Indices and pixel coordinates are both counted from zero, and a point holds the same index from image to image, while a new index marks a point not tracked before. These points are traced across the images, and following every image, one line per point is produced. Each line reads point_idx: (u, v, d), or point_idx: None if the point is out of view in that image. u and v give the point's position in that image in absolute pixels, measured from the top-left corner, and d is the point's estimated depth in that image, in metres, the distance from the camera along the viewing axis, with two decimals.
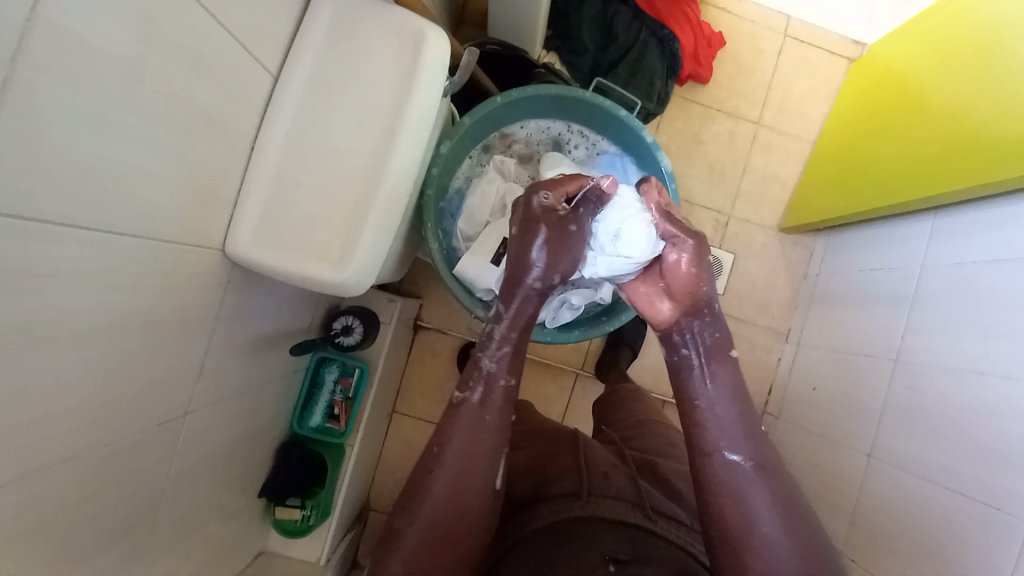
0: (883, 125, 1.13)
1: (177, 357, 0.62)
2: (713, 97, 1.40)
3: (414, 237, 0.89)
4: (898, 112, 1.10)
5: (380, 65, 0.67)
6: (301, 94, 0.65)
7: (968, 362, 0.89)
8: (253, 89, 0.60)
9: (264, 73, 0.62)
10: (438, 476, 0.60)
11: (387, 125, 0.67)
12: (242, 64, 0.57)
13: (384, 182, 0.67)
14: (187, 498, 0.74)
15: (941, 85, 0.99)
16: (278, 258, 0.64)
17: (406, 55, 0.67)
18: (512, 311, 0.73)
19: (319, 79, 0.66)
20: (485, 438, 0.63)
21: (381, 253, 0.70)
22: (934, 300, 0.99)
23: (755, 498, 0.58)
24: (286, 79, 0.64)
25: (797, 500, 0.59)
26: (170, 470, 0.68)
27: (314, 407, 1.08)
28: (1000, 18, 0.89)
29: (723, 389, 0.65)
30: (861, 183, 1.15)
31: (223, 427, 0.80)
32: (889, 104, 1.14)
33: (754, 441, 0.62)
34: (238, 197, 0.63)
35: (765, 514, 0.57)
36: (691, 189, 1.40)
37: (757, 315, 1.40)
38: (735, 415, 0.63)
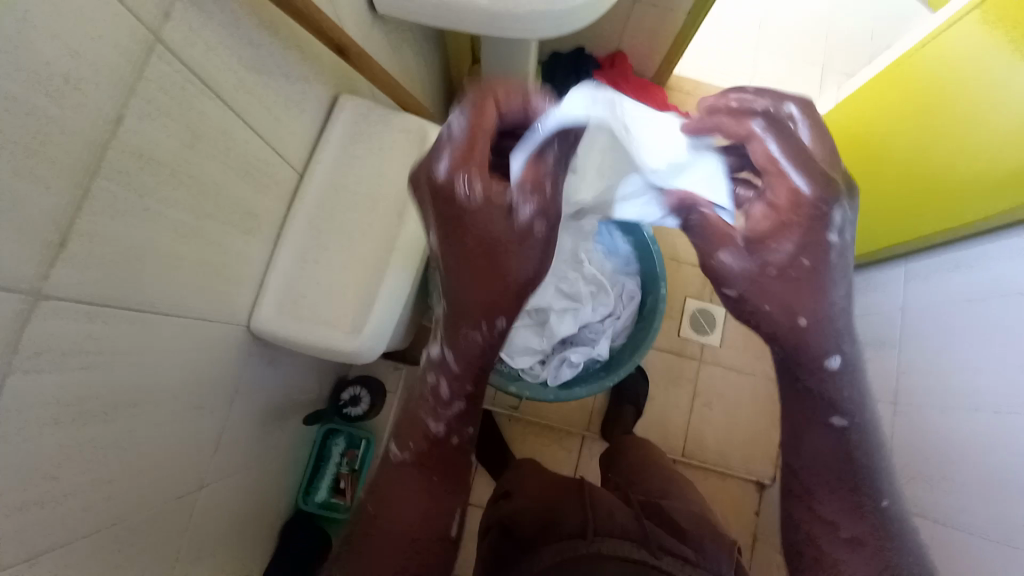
0: (863, 175, 1.19)
1: (196, 430, 0.64)
2: None
3: (420, 306, 0.95)
4: (863, 164, 1.19)
5: (391, 160, 0.77)
6: (321, 188, 0.74)
7: (962, 397, 0.91)
8: (282, 182, 0.69)
9: (291, 171, 0.71)
10: (372, 540, 0.61)
11: (396, 207, 0.75)
12: (272, 162, 0.65)
13: (395, 256, 0.74)
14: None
15: (899, 138, 1.07)
16: (299, 330, 0.69)
17: (413, 150, 0.77)
18: (462, 356, 0.66)
19: (340, 171, 0.75)
20: (433, 495, 0.64)
21: (394, 320, 0.74)
22: (919, 339, 1.04)
23: (828, 516, 0.59)
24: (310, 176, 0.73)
25: (863, 516, 0.59)
26: (184, 547, 0.68)
27: (321, 481, 1.06)
28: (937, 73, 0.97)
29: (829, 444, 0.60)
30: (861, 235, 1.22)
31: (234, 502, 0.80)
32: (848, 157, 1.24)
33: (807, 468, 0.61)
34: (263, 279, 0.69)
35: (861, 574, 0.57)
36: (677, 248, 1.49)
37: (755, 365, 1.43)
38: (832, 461, 0.60)
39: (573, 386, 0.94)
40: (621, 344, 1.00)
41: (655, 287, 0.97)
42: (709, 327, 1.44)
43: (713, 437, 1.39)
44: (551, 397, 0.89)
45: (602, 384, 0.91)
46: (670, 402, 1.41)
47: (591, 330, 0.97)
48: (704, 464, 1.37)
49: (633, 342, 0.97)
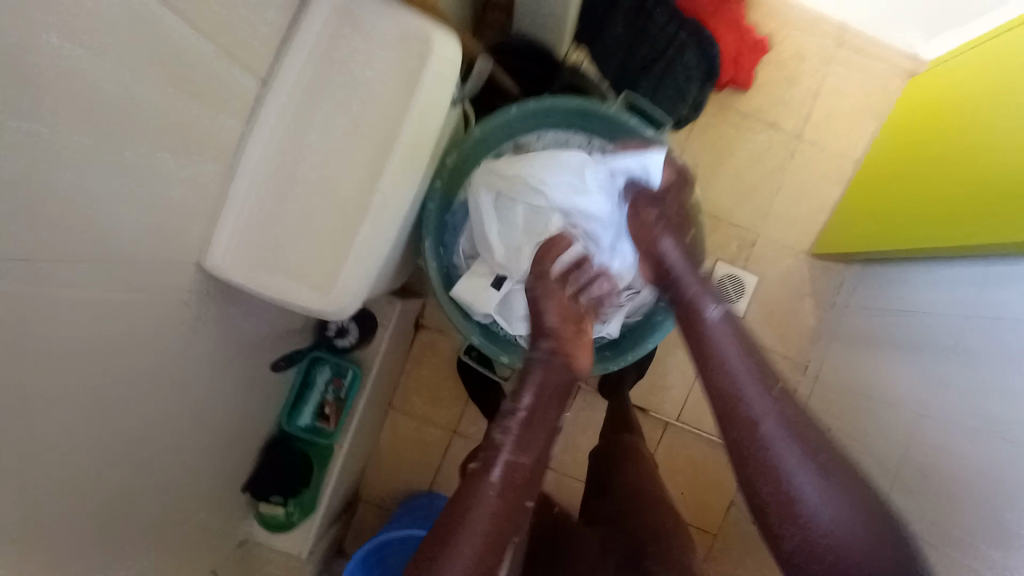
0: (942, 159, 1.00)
1: (152, 377, 0.58)
2: (752, 108, 1.30)
3: (413, 250, 0.85)
4: (949, 136, 1.01)
5: (379, 72, 0.59)
6: (289, 102, 0.58)
7: (989, 429, 0.79)
8: (239, 92, 0.54)
9: (252, 79, 0.55)
10: (491, 473, 0.67)
11: (384, 140, 0.59)
12: (223, 68, 0.50)
13: (377, 203, 0.61)
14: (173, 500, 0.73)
15: (1009, 114, 0.88)
16: (262, 279, 0.60)
17: (409, 63, 0.58)
18: (560, 318, 0.77)
19: (315, 83, 0.59)
20: (535, 437, 0.71)
21: (371, 278, 0.64)
22: (962, 356, 0.89)
23: (792, 473, 0.65)
24: (275, 86, 0.57)
25: (856, 485, 0.64)
26: (151, 483, 0.66)
27: (304, 405, 1.05)
28: None
29: (720, 335, 0.74)
30: (909, 228, 1.02)
31: (213, 431, 0.78)
32: (944, 125, 1.04)
33: (777, 425, 0.67)
34: (219, 213, 0.58)
35: (804, 481, 0.64)
36: (716, 204, 1.31)
37: (774, 343, 1.33)
38: (747, 361, 0.71)
39: None
40: (635, 322, 0.91)
41: None
42: (734, 296, 1.32)
43: (710, 409, 1.34)
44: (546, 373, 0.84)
45: (604, 366, 0.85)
46: (674, 368, 1.34)
47: (604, 305, 0.87)
48: (697, 433, 1.34)
49: (649, 323, 0.88)
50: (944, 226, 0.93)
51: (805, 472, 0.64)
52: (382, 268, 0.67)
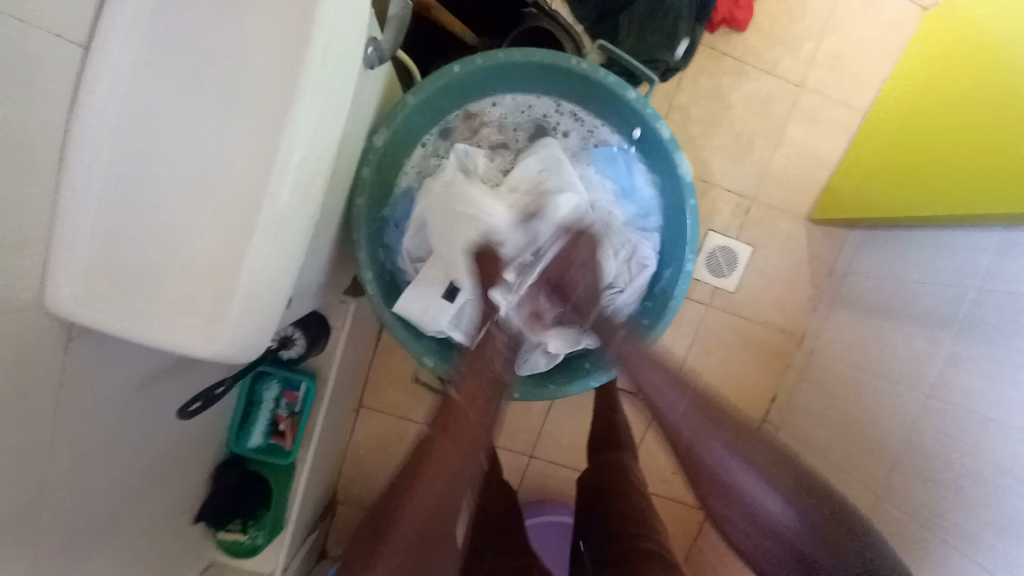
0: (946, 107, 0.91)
1: (7, 453, 0.44)
2: (747, 52, 1.14)
3: (345, 248, 0.71)
4: (971, 81, 0.87)
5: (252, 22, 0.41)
6: (127, 75, 0.42)
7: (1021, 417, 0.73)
8: (46, 65, 0.38)
9: (63, 41, 0.39)
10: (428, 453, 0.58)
11: (266, 118, 0.42)
12: (5, 30, 0.34)
13: (268, 208, 0.43)
14: (95, 558, 0.62)
15: None
16: (124, 323, 0.44)
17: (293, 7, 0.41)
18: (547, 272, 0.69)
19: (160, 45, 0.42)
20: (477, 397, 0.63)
21: (274, 307, 0.47)
22: (986, 331, 0.82)
23: (736, 476, 0.57)
24: (103, 50, 0.41)
25: (783, 469, 0.57)
26: (52, 552, 0.54)
27: (254, 424, 0.94)
28: None
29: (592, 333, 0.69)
30: (923, 185, 0.91)
31: (138, 473, 0.66)
32: (960, 68, 0.90)
33: (688, 414, 0.61)
34: (53, 238, 0.43)
35: (762, 495, 0.56)
36: (710, 164, 1.17)
37: (770, 314, 1.22)
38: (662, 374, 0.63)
39: (547, 381, 0.75)
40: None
41: (677, 261, 0.74)
42: (728, 267, 1.20)
43: None
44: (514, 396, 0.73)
45: (581, 386, 0.73)
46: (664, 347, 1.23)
47: None
48: None
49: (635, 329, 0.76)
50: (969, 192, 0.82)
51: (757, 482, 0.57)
52: (291, 291, 0.50)
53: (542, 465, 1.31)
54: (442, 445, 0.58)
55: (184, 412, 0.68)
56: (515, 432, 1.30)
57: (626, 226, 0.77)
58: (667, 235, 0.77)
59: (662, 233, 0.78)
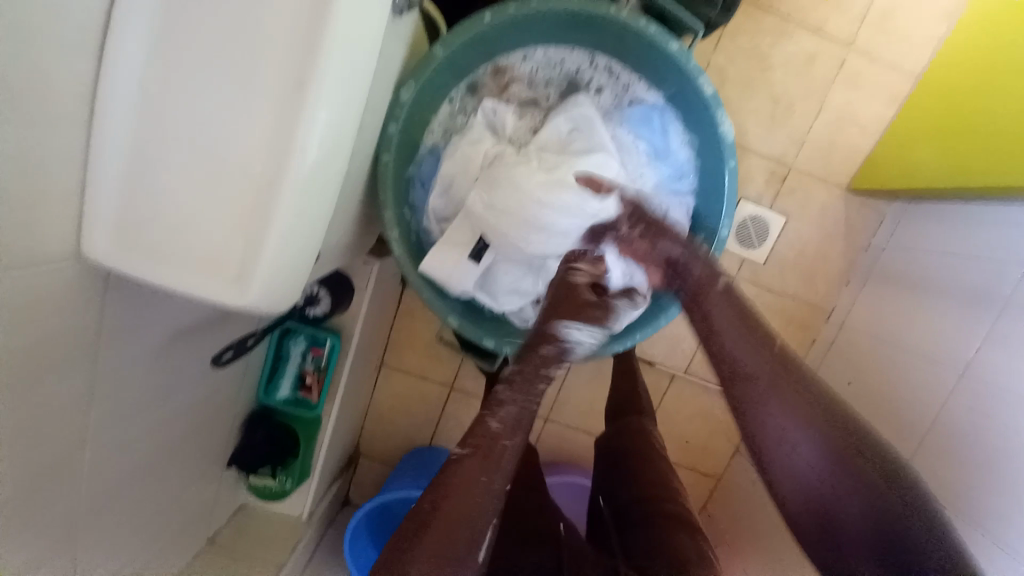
0: (1012, 59, 0.82)
1: (51, 394, 0.46)
2: (794, 6, 1.05)
3: (371, 207, 0.71)
4: None
5: None
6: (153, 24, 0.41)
7: None
8: (69, 9, 0.38)
9: None
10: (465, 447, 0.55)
11: (289, 65, 0.40)
12: None
13: (294, 160, 0.42)
14: (131, 492, 0.66)
15: None
16: (154, 272, 0.45)
17: None
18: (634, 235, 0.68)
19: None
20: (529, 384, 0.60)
21: (300, 261, 0.48)
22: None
23: (770, 407, 0.54)
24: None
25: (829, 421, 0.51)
26: (97, 485, 0.58)
27: (281, 378, 0.97)
28: None
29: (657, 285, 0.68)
30: (972, 153, 0.84)
31: (175, 418, 0.70)
32: (1023, 21, 0.82)
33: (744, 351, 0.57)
34: (86, 185, 0.43)
35: (803, 446, 0.51)
36: (745, 129, 1.11)
37: (798, 289, 1.19)
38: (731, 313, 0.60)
39: None
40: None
41: (711, 228, 0.72)
42: (756, 239, 1.16)
43: None
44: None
45: (604, 352, 0.73)
46: None
47: None
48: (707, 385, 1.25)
49: None
50: (1018, 159, 0.76)
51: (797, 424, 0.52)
52: (314, 246, 0.50)
53: (556, 429, 1.34)
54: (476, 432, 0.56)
55: (218, 361, 0.74)
56: None
57: (658, 190, 0.75)
58: (700, 200, 0.75)
59: (695, 198, 0.75)
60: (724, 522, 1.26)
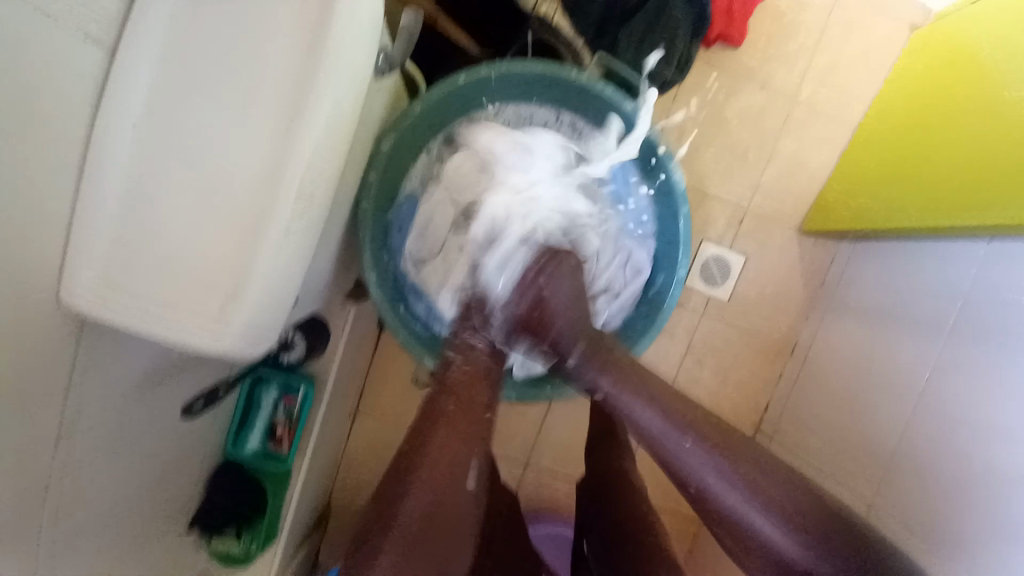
0: (940, 116, 0.92)
1: (11, 443, 0.44)
2: (739, 69, 1.18)
3: (351, 249, 0.73)
4: (954, 97, 0.90)
5: (270, 29, 0.43)
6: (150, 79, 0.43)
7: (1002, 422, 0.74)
8: (71, 64, 0.40)
9: (87, 42, 0.41)
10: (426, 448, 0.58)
11: (282, 120, 0.43)
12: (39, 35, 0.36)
13: (282, 206, 0.44)
14: (86, 555, 0.62)
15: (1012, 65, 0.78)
16: (135, 315, 0.45)
17: (313, 17, 0.43)
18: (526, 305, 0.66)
19: (184, 47, 0.44)
20: (471, 400, 0.62)
21: (284, 301, 0.49)
22: (968, 337, 0.84)
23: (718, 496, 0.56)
24: (125, 53, 0.42)
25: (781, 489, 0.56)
26: (50, 546, 0.54)
27: (252, 428, 0.94)
28: None
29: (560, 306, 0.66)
30: (911, 197, 0.93)
31: (141, 471, 0.67)
32: (948, 85, 0.94)
33: (693, 449, 0.58)
34: (72, 229, 0.44)
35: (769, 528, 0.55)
36: (704, 176, 1.20)
37: (764, 323, 1.25)
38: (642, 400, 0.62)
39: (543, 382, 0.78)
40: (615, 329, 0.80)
41: (671, 268, 0.77)
42: (722, 276, 1.22)
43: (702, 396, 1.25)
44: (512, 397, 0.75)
45: (575, 390, 0.75)
46: (660, 355, 1.25)
47: None
48: None
49: (630, 331, 0.78)
50: (953, 203, 0.84)
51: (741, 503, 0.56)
52: (297, 287, 0.51)
53: (537, 473, 1.31)
54: (439, 432, 0.59)
55: (190, 411, 0.72)
56: (511, 439, 1.30)
57: (623, 232, 0.80)
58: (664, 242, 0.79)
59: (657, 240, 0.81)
60: (710, 564, 1.24)
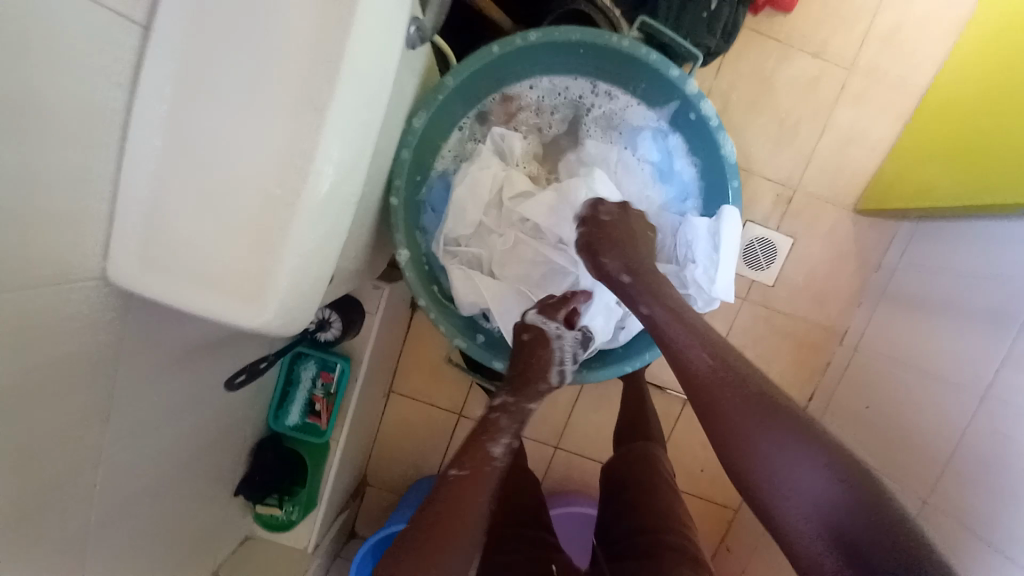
0: (1020, 79, 0.82)
1: (63, 414, 0.47)
2: (791, 34, 1.09)
3: (382, 230, 0.73)
4: None
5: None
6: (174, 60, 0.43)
7: None
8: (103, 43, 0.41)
9: (121, 22, 0.41)
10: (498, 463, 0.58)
11: (305, 92, 0.42)
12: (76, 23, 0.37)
13: (311, 182, 0.44)
14: (140, 516, 0.66)
15: None
16: (175, 295, 0.46)
17: None
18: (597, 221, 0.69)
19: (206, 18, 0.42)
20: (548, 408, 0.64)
21: (318, 279, 0.49)
22: None
23: (775, 446, 0.47)
24: (157, 32, 0.43)
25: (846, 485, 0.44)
26: (107, 506, 0.58)
27: (291, 403, 0.97)
28: None
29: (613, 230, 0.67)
30: (979, 170, 0.85)
31: (187, 440, 0.71)
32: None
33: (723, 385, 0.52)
34: (114, 208, 0.46)
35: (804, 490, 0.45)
36: (748, 153, 1.13)
37: (810, 309, 1.18)
38: (684, 333, 0.57)
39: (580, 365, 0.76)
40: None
41: None
42: (766, 258, 1.16)
43: None
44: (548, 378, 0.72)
45: (615, 372, 0.72)
46: None
47: None
48: None
49: None
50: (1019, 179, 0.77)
51: (807, 458, 0.46)
52: (331, 264, 0.51)
53: (566, 456, 1.31)
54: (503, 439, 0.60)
55: (230, 384, 0.70)
56: (541, 422, 1.30)
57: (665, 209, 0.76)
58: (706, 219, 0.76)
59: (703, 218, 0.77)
60: (744, 554, 1.21)
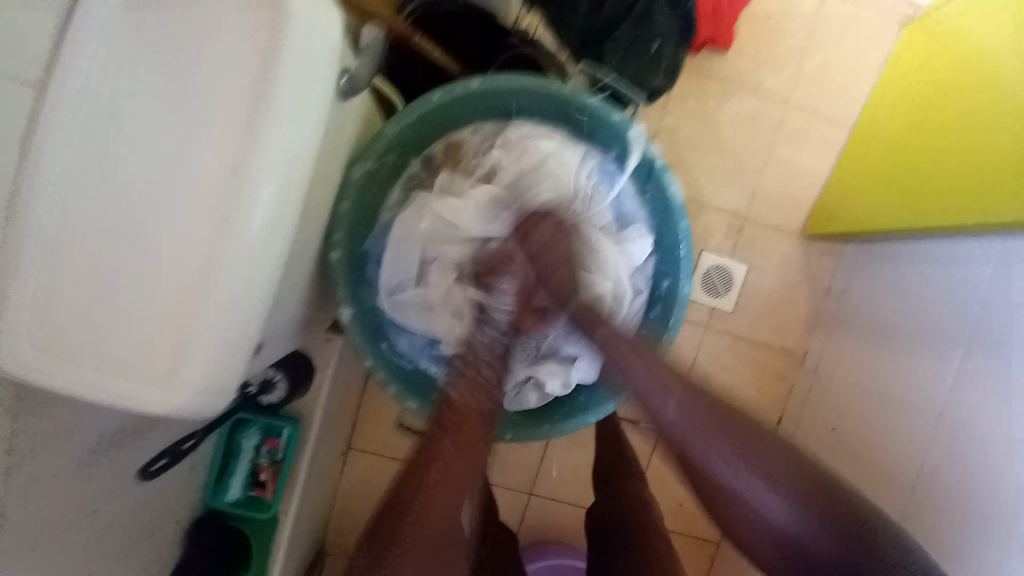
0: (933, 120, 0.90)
1: None
2: (729, 74, 1.15)
3: (324, 287, 0.69)
4: (942, 101, 0.89)
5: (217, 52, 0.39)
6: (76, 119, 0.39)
7: None
8: None
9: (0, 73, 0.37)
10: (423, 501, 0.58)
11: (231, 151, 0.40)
12: None
13: (231, 243, 0.40)
14: None
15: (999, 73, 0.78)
16: (75, 385, 0.40)
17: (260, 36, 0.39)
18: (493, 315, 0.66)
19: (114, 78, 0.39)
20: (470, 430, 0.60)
21: (245, 350, 0.44)
22: (991, 341, 0.79)
23: (756, 498, 0.58)
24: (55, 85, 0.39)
25: (796, 476, 0.58)
26: None
27: (232, 476, 0.86)
28: None
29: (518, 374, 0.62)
30: (910, 200, 0.91)
31: (104, 531, 0.61)
32: (932, 90, 0.93)
33: (724, 462, 0.58)
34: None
35: (773, 507, 0.58)
36: (699, 185, 1.16)
37: (771, 334, 1.20)
38: (695, 431, 0.59)
39: (542, 417, 0.73)
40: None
41: (675, 274, 0.73)
42: (725, 287, 1.18)
43: None
44: (507, 436, 0.69)
45: (580, 422, 0.70)
46: None
47: None
48: None
49: None
50: (947, 208, 0.83)
51: (773, 500, 0.58)
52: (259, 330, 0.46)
53: (542, 503, 1.24)
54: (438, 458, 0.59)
55: (145, 471, 0.64)
56: (512, 468, 1.23)
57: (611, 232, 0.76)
58: (664, 277, 0.76)
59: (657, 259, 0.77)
60: None
